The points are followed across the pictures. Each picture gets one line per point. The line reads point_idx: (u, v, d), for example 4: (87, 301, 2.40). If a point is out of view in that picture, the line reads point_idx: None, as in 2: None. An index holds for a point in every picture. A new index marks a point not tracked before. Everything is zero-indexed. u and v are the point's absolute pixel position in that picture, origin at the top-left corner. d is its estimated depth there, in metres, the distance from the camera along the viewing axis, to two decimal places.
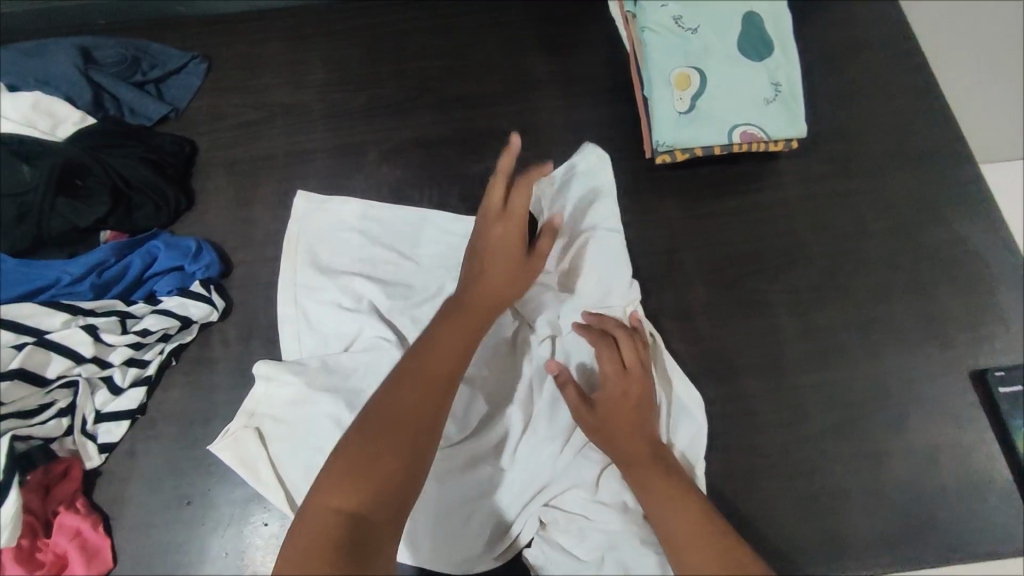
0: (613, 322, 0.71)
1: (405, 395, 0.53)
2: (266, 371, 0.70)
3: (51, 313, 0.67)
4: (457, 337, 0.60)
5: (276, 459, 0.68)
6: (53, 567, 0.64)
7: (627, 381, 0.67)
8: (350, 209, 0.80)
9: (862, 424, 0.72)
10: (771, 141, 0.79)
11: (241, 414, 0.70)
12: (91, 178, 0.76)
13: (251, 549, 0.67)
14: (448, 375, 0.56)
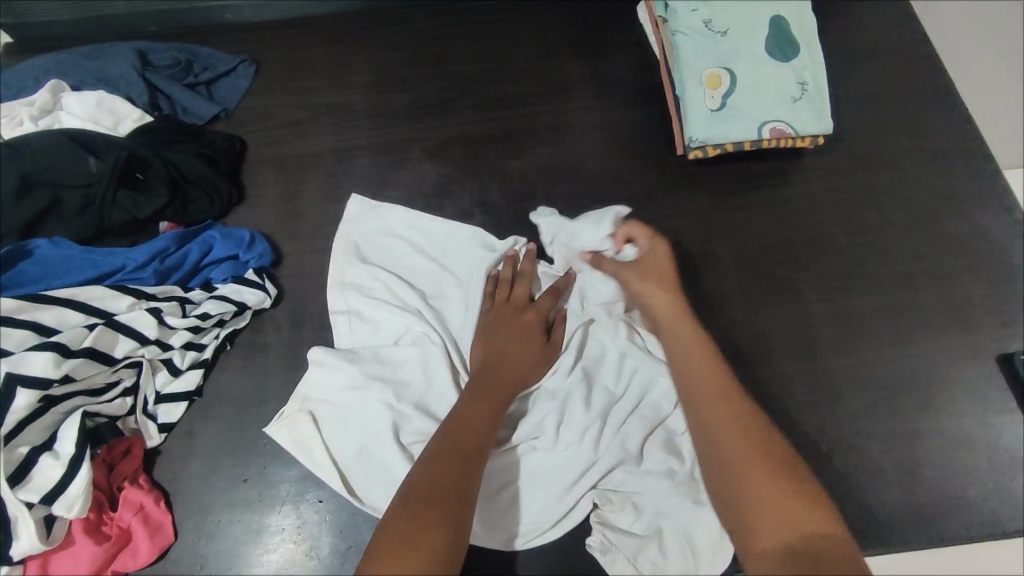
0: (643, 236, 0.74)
1: (437, 478, 0.56)
2: (321, 357, 0.73)
3: (118, 296, 0.70)
4: (481, 407, 0.64)
5: (330, 440, 0.70)
6: (118, 540, 0.66)
7: (641, 268, 0.71)
8: (393, 215, 0.83)
9: (893, 406, 0.74)
10: (798, 137, 0.83)
11: (296, 398, 0.72)
12: (151, 172, 0.80)
13: (307, 524, 0.69)
14: (477, 461, 0.59)
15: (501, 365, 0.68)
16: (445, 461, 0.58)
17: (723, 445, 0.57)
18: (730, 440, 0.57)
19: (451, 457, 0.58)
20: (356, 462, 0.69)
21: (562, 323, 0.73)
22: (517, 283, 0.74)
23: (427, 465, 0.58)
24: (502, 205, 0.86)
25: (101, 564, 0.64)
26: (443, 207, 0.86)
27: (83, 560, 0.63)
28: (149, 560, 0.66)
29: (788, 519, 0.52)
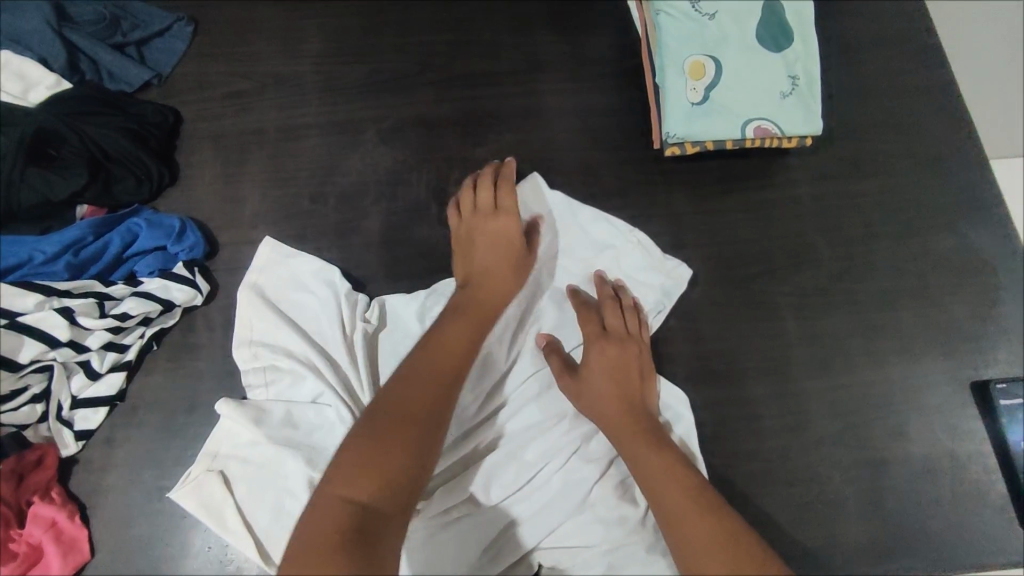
0: (608, 296, 0.72)
1: (385, 437, 0.55)
2: (229, 410, 0.66)
3: (24, 294, 0.63)
4: (462, 327, 0.66)
5: (242, 501, 0.64)
6: (26, 558, 0.61)
7: (611, 345, 0.69)
8: (302, 263, 0.73)
9: (861, 432, 0.71)
10: (785, 138, 0.76)
11: (203, 456, 0.66)
12: (66, 148, 0.71)
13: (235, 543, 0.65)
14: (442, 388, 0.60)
15: (485, 279, 0.70)
16: (424, 381, 0.60)
17: (685, 531, 0.56)
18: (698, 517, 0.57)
19: (407, 407, 0.57)
20: (271, 525, 0.63)
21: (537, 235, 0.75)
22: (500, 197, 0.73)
23: (399, 385, 0.59)
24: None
25: None
26: (397, 198, 0.79)
27: None
28: None
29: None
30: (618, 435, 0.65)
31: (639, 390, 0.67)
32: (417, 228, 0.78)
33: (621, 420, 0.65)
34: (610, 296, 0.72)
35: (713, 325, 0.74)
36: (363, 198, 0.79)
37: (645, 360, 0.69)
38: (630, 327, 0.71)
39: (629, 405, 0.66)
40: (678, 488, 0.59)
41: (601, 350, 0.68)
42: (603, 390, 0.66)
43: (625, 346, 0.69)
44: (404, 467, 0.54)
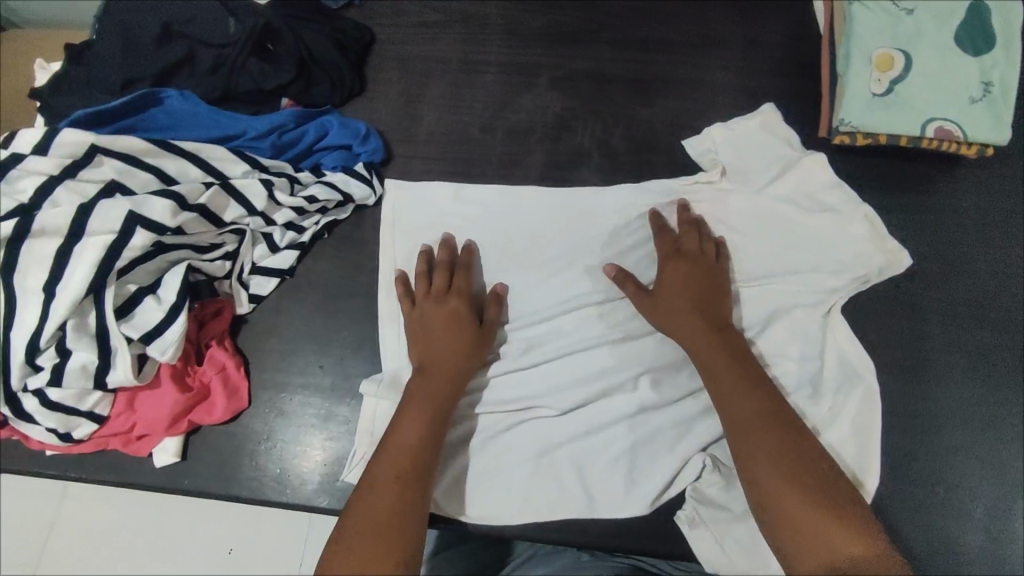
0: (688, 220, 0.75)
1: (388, 482, 0.60)
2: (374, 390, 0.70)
3: (235, 161, 0.70)
4: (454, 354, 0.68)
5: None
6: (198, 393, 0.68)
7: (683, 263, 0.72)
8: (466, 188, 0.79)
9: (993, 451, 0.70)
10: (965, 143, 0.75)
11: (360, 438, 0.69)
12: (281, 45, 0.78)
13: None
14: (413, 442, 0.62)
15: (446, 312, 0.70)
16: (411, 418, 0.64)
17: (799, 522, 0.57)
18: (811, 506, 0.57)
19: (401, 459, 0.61)
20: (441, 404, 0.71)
21: (495, 304, 0.72)
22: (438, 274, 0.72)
23: (393, 431, 0.63)
24: (621, 155, 0.82)
25: (181, 411, 0.67)
26: (561, 142, 0.82)
27: (166, 405, 0.66)
28: (223, 419, 0.68)
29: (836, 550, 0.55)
30: (742, 432, 0.62)
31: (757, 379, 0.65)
32: (577, 175, 0.81)
33: (740, 416, 0.63)
34: (692, 223, 0.75)
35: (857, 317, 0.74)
36: (530, 137, 0.83)
37: (721, 280, 0.72)
38: (706, 252, 0.73)
39: (705, 319, 0.69)
40: (794, 480, 0.59)
41: (674, 268, 0.71)
42: (739, 398, 0.64)
43: (696, 262, 0.72)
44: (406, 536, 0.57)
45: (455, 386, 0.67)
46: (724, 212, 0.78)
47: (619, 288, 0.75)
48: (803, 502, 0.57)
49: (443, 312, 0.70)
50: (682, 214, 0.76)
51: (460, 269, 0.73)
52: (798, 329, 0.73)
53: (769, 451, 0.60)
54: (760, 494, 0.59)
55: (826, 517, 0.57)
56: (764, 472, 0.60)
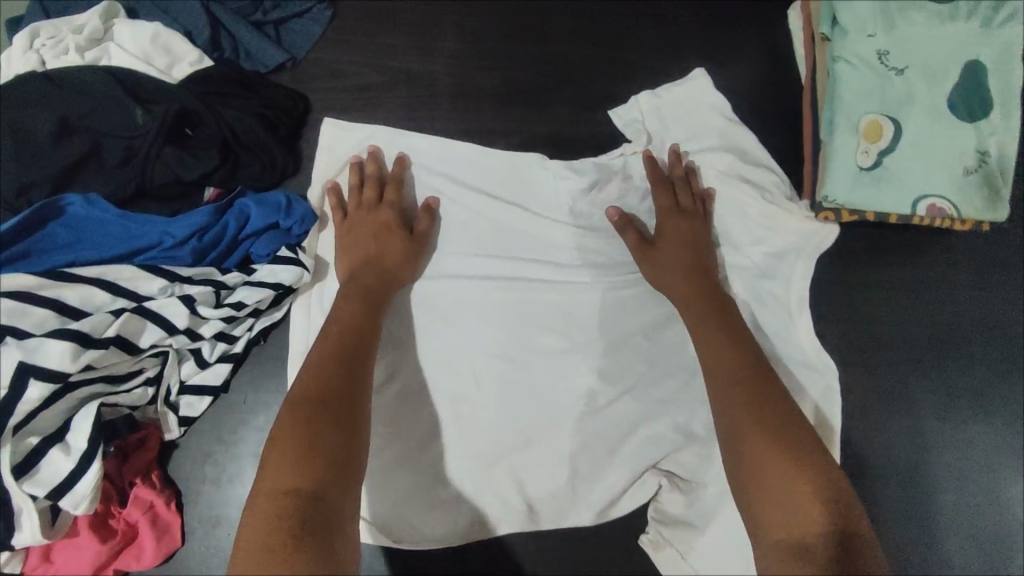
0: (680, 168, 0.74)
1: (329, 391, 0.55)
2: None
3: (151, 277, 0.62)
4: (391, 273, 0.68)
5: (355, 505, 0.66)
6: (124, 536, 0.62)
7: (682, 217, 0.71)
8: None
9: (959, 540, 0.70)
10: (959, 220, 0.68)
11: None
12: (201, 129, 0.71)
13: None
14: (343, 343, 0.61)
15: (385, 222, 0.69)
16: (347, 333, 0.62)
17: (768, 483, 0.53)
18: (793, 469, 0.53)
19: (339, 366, 0.58)
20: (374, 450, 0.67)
21: (426, 215, 0.71)
22: (370, 188, 0.72)
23: (323, 344, 0.60)
24: (585, 227, 0.73)
25: (104, 561, 0.61)
26: (516, 215, 0.74)
27: (88, 557, 0.60)
28: (154, 563, 0.63)
29: (799, 492, 0.51)
30: (722, 372, 0.61)
31: (729, 329, 0.64)
32: (538, 257, 0.73)
33: (717, 349, 0.63)
34: (682, 172, 0.74)
35: (836, 415, 0.70)
36: (481, 210, 0.74)
37: (700, 229, 0.71)
38: (691, 205, 0.72)
39: (693, 270, 0.68)
40: (778, 435, 0.55)
41: (674, 221, 0.70)
42: (714, 337, 0.64)
43: (685, 219, 0.71)
44: (347, 449, 0.52)
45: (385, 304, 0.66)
46: None
47: (583, 394, 0.70)
48: (767, 451, 0.54)
49: (385, 222, 0.69)
50: (650, 161, 0.72)
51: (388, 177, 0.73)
52: None
53: (745, 411, 0.58)
54: (739, 470, 0.55)
55: (793, 466, 0.53)
56: (749, 440, 0.56)
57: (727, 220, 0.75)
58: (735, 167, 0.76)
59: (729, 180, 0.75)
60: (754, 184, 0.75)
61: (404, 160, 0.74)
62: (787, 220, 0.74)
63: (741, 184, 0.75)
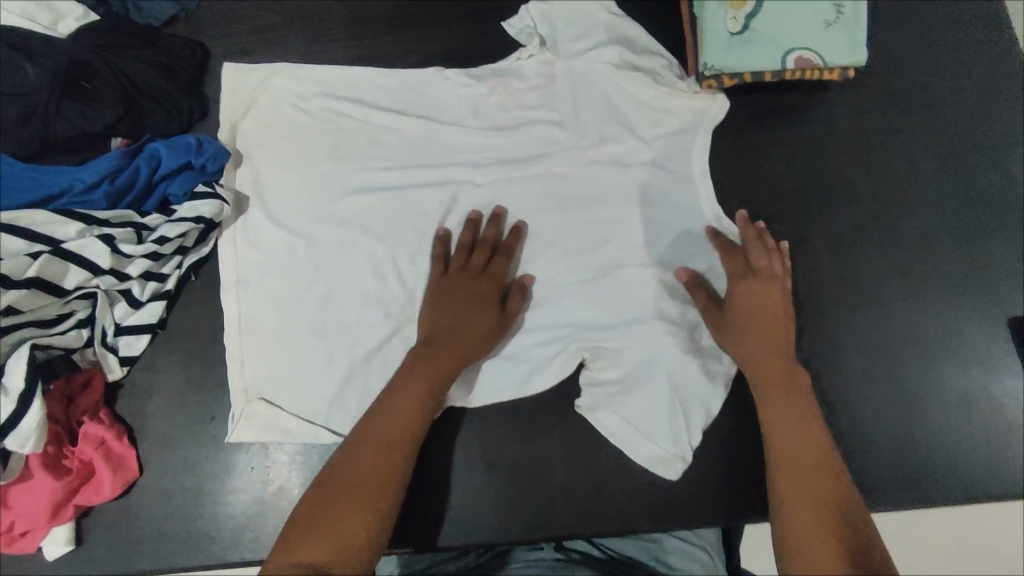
0: (753, 234, 0.71)
1: (367, 467, 0.60)
2: (235, 350, 0.70)
3: (66, 222, 0.64)
4: (469, 328, 0.68)
5: (295, 409, 0.68)
6: (80, 474, 0.64)
7: (757, 282, 0.68)
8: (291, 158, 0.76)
9: (894, 368, 0.71)
10: (827, 70, 0.74)
11: (238, 395, 0.68)
12: (98, 80, 0.72)
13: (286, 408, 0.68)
14: (409, 429, 0.63)
15: (454, 286, 0.70)
16: (404, 393, 0.64)
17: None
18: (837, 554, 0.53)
19: (386, 444, 0.62)
20: (308, 355, 0.70)
21: (500, 261, 0.71)
22: (477, 249, 0.71)
23: (393, 400, 0.64)
24: (491, 128, 0.78)
25: (62, 498, 0.62)
26: (423, 126, 0.77)
27: (44, 494, 0.62)
28: (115, 494, 0.65)
29: (819, 527, 0.55)
30: (776, 428, 0.64)
31: (797, 396, 0.65)
32: (450, 159, 0.77)
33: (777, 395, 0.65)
34: (756, 234, 0.71)
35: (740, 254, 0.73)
36: (389, 125, 0.77)
37: (785, 305, 0.69)
38: (778, 269, 0.69)
39: (778, 342, 0.67)
40: (834, 533, 0.55)
41: (746, 288, 0.68)
42: (765, 355, 0.66)
43: (770, 287, 0.68)
44: (359, 524, 0.56)
45: (438, 393, 0.66)
46: (594, 176, 0.76)
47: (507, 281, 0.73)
48: (805, 491, 0.59)
49: (451, 285, 0.70)
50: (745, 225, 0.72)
51: (486, 236, 0.73)
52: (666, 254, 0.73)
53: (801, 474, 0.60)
54: (791, 532, 0.57)
55: (829, 519, 0.56)
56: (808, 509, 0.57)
57: (625, 108, 0.77)
58: (624, 57, 0.78)
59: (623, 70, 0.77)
60: (644, 70, 0.78)
61: (500, 214, 0.74)
62: (681, 103, 0.76)
63: (631, 73, 0.77)
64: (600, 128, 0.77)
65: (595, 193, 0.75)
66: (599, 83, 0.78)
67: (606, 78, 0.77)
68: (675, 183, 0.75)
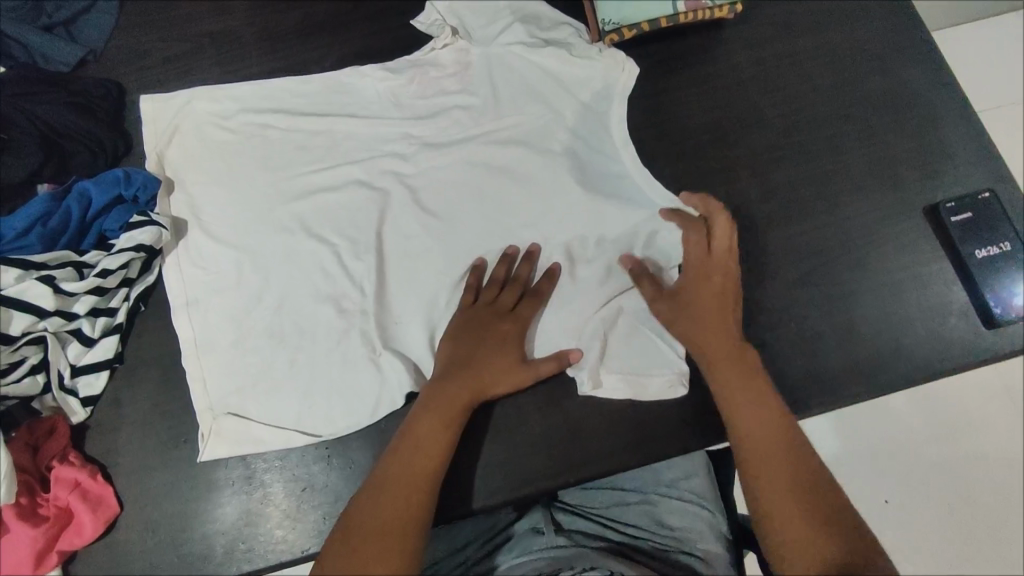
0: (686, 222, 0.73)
1: (394, 506, 0.59)
2: (198, 370, 0.70)
3: (3, 269, 0.63)
4: (493, 366, 0.68)
5: (263, 420, 0.69)
6: (58, 520, 0.63)
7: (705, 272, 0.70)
8: (224, 178, 0.76)
9: (829, 271, 0.75)
10: (715, 8, 0.80)
11: (204, 414, 0.69)
12: (13, 128, 0.72)
13: (254, 423, 0.68)
14: (438, 452, 0.63)
15: (483, 322, 0.69)
16: (427, 428, 0.64)
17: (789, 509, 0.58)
18: (785, 460, 0.61)
19: (410, 480, 0.61)
20: (267, 364, 0.70)
21: (530, 301, 0.71)
22: (509, 287, 0.71)
23: (414, 433, 0.63)
24: (413, 116, 0.79)
25: (43, 547, 0.61)
26: (348, 124, 0.79)
27: (24, 546, 0.61)
28: (98, 532, 0.64)
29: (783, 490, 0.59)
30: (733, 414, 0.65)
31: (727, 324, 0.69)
32: (378, 150, 0.78)
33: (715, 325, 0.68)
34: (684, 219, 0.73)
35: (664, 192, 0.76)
36: (314, 130, 0.79)
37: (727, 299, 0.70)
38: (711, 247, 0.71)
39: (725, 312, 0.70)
40: (781, 439, 0.62)
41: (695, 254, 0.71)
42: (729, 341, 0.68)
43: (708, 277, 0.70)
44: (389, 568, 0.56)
45: (454, 433, 0.64)
46: (519, 142, 0.78)
47: (453, 256, 0.74)
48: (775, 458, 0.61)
49: (478, 322, 0.69)
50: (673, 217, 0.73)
51: (521, 268, 0.72)
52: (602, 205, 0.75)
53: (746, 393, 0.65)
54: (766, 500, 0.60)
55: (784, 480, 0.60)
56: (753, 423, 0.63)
57: (538, 77, 0.80)
58: (535, 35, 0.80)
59: (536, 48, 0.79)
60: (556, 42, 0.80)
61: (534, 254, 0.73)
62: (594, 71, 0.79)
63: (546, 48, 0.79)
64: (517, 95, 0.79)
65: (523, 156, 0.77)
66: (509, 60, 0.80)
67: (518, 55, 0.80)
68: (597, 135, 0.78)
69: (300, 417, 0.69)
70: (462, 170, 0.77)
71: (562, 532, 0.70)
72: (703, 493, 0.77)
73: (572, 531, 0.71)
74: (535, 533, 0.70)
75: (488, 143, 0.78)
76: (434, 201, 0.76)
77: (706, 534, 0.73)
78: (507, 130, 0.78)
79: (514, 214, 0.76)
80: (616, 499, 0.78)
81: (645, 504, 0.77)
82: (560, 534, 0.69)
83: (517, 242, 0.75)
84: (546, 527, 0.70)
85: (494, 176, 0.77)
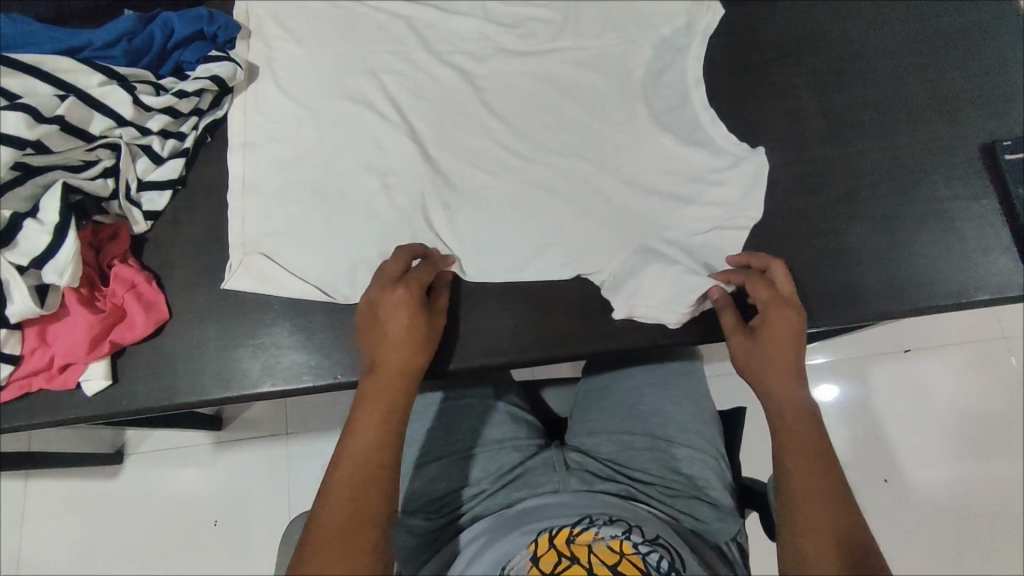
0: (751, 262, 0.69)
1: (366, 489, 0.56)
2: (239, 210, 0.73)
3: (89, 72, 0.66)
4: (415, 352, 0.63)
5: (290, 265, 0.71)
6: (114, 314, 0.67)
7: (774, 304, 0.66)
8: (298, 33, 0.79)
9: (875, 193, 0.76)
10: None
11: (236, 248, 0.72)
12: None
13: (281, 265, 0.71)
14: (395, 431, 0.60)
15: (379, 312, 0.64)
16: (379, 406, 0.60)
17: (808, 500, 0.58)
18: (816, 462, 0.60)
19: (377, 460, 0.58)
20: (316, 208, 0.73)
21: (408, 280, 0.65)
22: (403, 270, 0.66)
23: (370, 412, 0.60)
24: (494, 21, 0.81)
25: (98, 334, 0.65)
26: (431, 14, 0.80)
27: (80, 330, 0.65)
28: (147, 332, 0.68)
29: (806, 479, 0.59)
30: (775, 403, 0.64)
31: (794, 356, 0.65)
32: (448, 25, 0.80)
33: (776, 372, 0.64)
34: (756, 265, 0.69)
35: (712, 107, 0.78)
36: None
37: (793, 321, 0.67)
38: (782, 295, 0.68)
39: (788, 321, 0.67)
40: (814, 442, 0.61)
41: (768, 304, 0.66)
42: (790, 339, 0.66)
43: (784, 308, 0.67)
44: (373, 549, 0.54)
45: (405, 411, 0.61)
46: (586, 35, 0.80)
47: (508, 133, 0.77)
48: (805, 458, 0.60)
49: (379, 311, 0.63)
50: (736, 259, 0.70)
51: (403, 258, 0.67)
52: (655, 106, 0.78)
53: (799, 451, 0.61)
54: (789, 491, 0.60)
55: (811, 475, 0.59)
56: (797, 483, 0.59)
57: None
58: None
59: None
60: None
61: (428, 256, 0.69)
62: None
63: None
64: None
65: (587, 50, 0.80)
66: None
67: None
68: (662, 37, 0.80)
69: (340, 262, 0.72)
70: (526, 55, 0.79)
71: (575, 472, 0.70)
72: (711, 442, 0.75)
73: (580, 469, 0.71)
74: (549, 469, 0.70)
75: (556, 33, 0.80)
76: (496, 81, 0.79)
77: (715, 484, 0.72)
78: (576, 22, 0.80)
79: (572, 101, 0.78)
80: (622, 444, 0.74)
81: (653, 450, 0.74)
82: (572, 476, 0.69)
83: (571, 128, 0.77)
84: (559, 467, 0.70)
85: (558, 65, 0.79)
